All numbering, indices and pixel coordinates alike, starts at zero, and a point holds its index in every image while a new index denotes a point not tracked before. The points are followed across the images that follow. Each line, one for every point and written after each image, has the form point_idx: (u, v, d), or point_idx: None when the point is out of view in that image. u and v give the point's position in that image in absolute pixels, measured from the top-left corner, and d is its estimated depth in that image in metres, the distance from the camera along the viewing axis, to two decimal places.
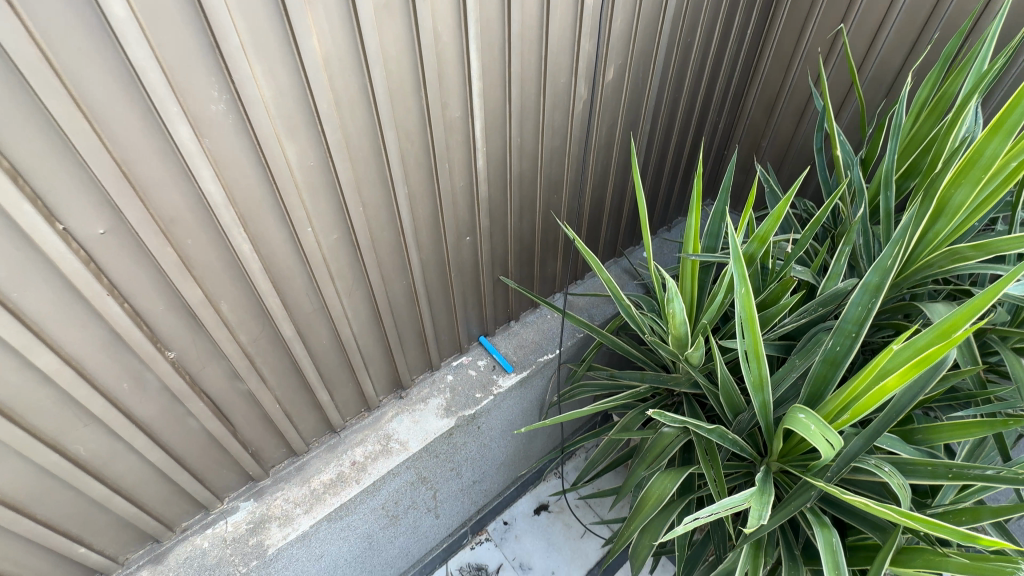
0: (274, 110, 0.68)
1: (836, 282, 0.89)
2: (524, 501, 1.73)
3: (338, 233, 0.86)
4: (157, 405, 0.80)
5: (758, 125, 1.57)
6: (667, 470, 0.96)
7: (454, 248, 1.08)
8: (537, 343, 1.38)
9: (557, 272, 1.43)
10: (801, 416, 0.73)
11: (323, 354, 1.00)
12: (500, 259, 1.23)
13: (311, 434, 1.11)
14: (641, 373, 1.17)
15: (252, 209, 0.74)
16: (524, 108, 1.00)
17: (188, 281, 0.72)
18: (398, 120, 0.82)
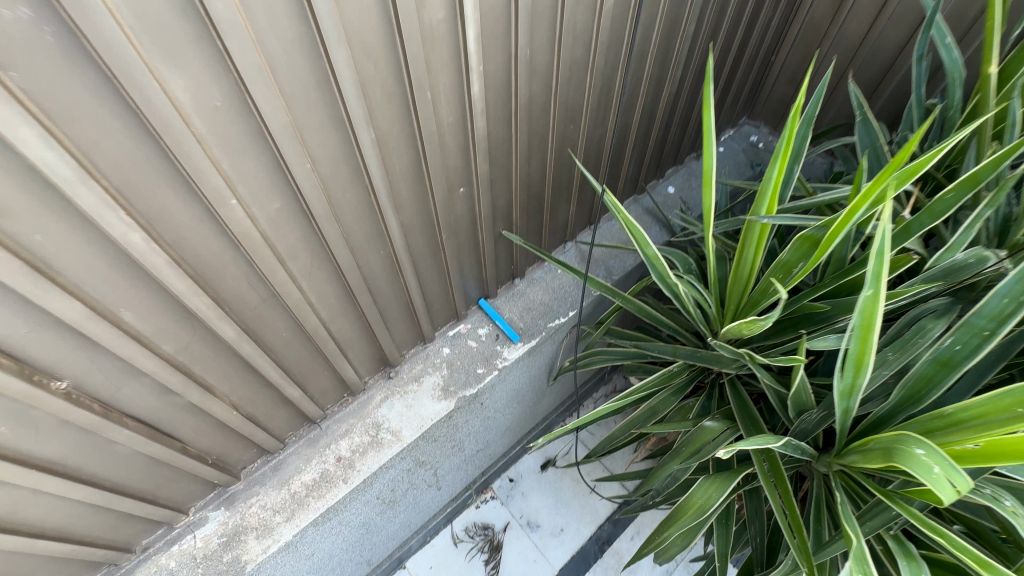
0: (132, 19, 0.41)
1: (956, 254, 0.68)
2: (530, 456, 1.64)
3: (281, 201, 0.61)
4: (64, 441, 0.61)
5: (820, 23, 1.27)
6: (713, 474, 0.81)
7: (445, 205, 0.83)
8: (547, 306, 1.17)
9: (571, 219, 1.19)
10: (918, 453, 0.54)
11: (286, 348, 0.79)
12: (503, 211, 0.98)
13: (285, 430, 0.94)
14: (673, 346, 0.99)
15: (135, 180, 0.49)
16: (536, 5, 0.70)
17: (55, 292, 0.49)
18: (352, 29, 0.54)
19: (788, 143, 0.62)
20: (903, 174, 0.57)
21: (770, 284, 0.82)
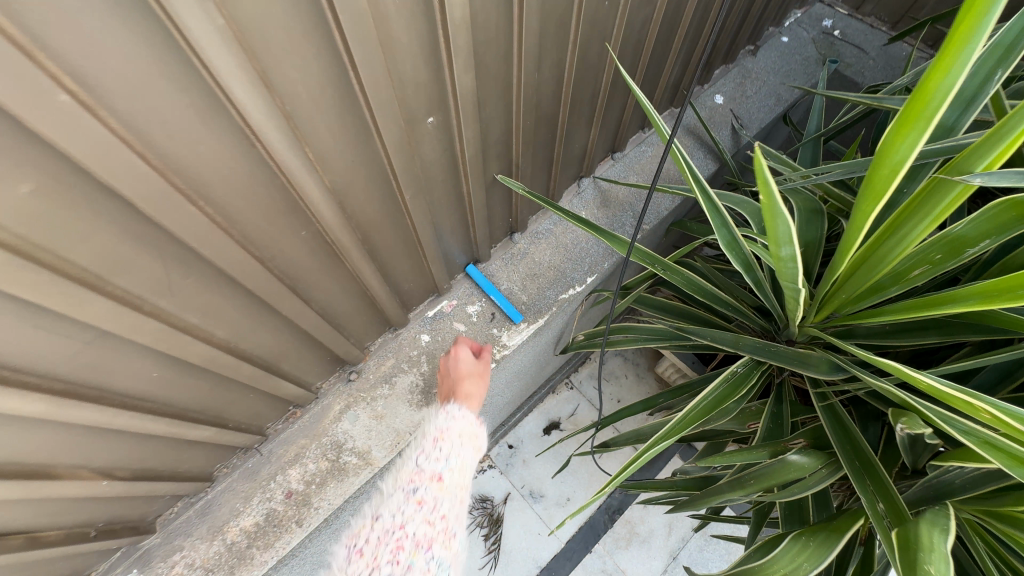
0: None
1: None
2: (531, 420, 1.46)
3: (41, 176, 0.29)
4: None
5: None
6: (803, 531, 0.58)
7: (405, 149, 0.50)
8: (556, 271, 0.88)
9: (591, 148, 0.85)
10: None
11: (168, 388, 0.50)
12: (498, 148, 0.65)
13: (208, 466, 0.69)
14: (733, 334, 0.72)
15: None
16: None
17: None
18: None
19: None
20: None
21: (913, 267, 0.53)
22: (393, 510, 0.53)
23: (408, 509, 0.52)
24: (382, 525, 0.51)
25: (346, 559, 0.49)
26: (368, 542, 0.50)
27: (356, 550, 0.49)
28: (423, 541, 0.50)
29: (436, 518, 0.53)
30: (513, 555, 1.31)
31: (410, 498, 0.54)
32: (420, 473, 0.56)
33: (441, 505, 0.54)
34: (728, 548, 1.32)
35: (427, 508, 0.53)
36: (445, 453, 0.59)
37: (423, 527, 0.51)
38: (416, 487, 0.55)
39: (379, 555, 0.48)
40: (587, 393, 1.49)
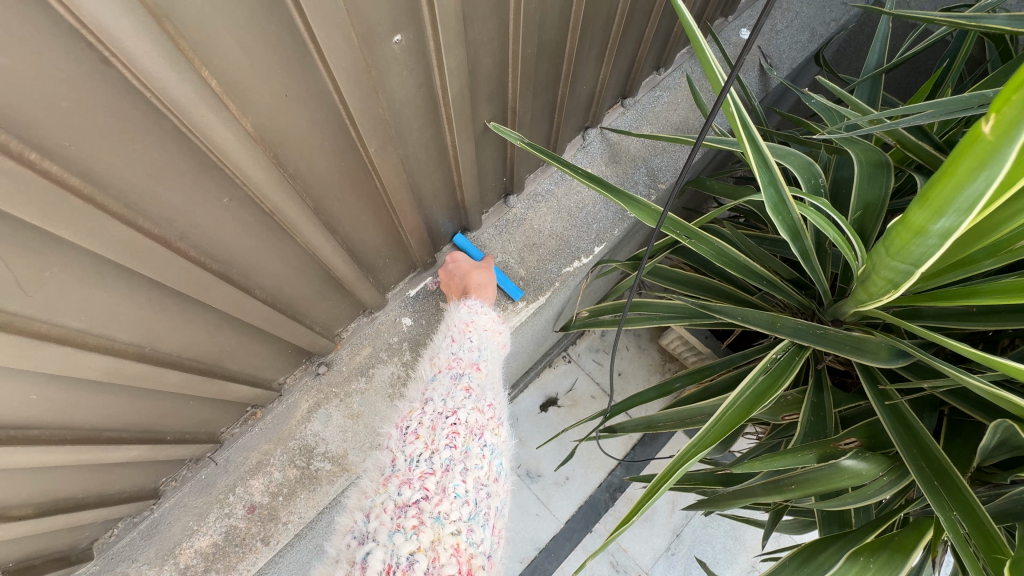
0: None
1: None
2: (527, 396, 1.36)
3: None
4: None
5: None
6: (860, 550, 0.48)
7: (363, 81, 0.36)
8: (560, 239, 0.76)
9: (600, 90, 0.71)
10: None
11: (58, 411, 0.38)
12: (491, 85, 0.50)
13: (150, 483, 0.57)
14: (771, 313, 0.60)
15: None
16: None
17: None
18: None
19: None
20: None
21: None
22: (442, 394, 0.51)
23: (457, 396, 0.51)
24: (433, 409, 0.49)
25: (403, 440, 0.48)
26: (422, 425, 0.48)
27: (412, 433, 0.48)
28: (476, 427, 0.49)
29: (485, 405, 0.52)
30: (509, 537, 1.25)
31: (456, 385, 0.52)
32: (458, 361, 0.55)
33: (486, 394, 0.53)
34: (734, 530, 1.26)
35: (474, 395, 0.52)
36: (477, 343, 0.58)
37: (475, 413, 0.50)
38: (459, 374, 0.53)
39: (437, 439, 0.47)
40: (586, 366, 1.40)
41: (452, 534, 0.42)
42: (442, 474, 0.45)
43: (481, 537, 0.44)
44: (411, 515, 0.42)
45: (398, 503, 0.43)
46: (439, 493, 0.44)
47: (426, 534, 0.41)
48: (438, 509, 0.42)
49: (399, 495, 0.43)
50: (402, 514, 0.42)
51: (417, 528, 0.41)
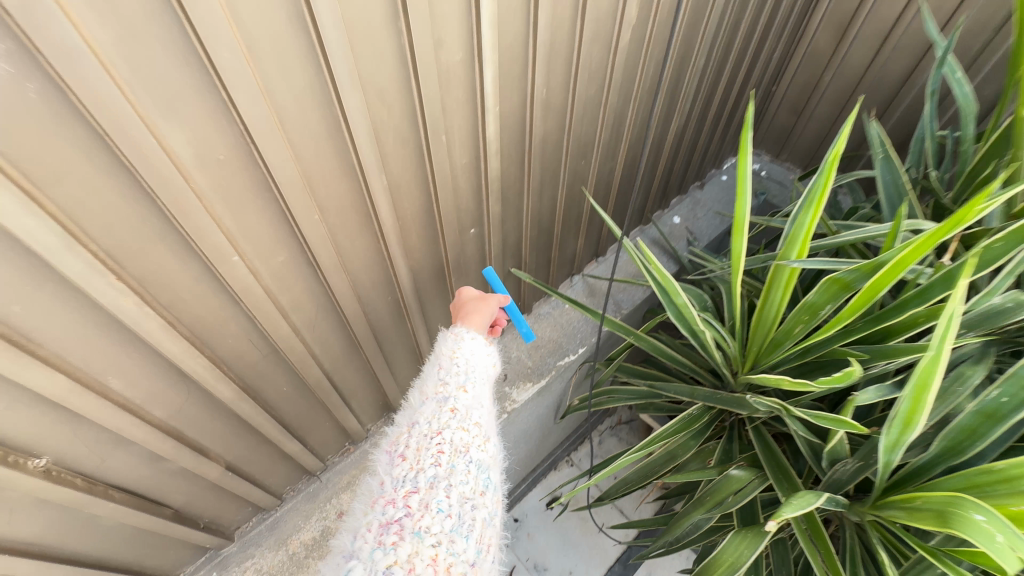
0: (128, 74, 0.36)
1: (993, 300, 0.65)
2: (536, 494, 1.58)
3: (287, 253, 0.57)
4: (43, 521, 0.55)
5: (822, 55, 1.27)
6: (743, 529, 0.77)
7: (455, 246, 0.79)
8: (555, 343, 1.14)
9: (578, 252, 1.16)
10: (979, 519, 0.51)
11: (286, 402, 0.74)
12: (512, 249, 0.94)
13: (282, 485, 0.88)
14: (689, 387, 0.93)
15: (134, 245, 0.44)
16: (554, 43, 0.68)
17: (36, 367, 0.44)
18: (366, 75, 0.51)
19: (821, 191, 0.59)
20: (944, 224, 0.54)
21: (795, 325, 0.77)
22: (427, 418, 0.53)
23: (443, 417, 0.53)
24: (419, 432, 0.52)
25: (390, 462, 0.52)
26: (408, 447, 0.51)
27: (399, 455, 0.51)
28: (461, 445, 0.51)
29: (470, 424, 0.53)
30: None
31: (442, 408, 0.53)
32: (444, 386, 0.55)
33: (473, 414, 0.54)
34: None
35: (460, 416, 0.53)
36: (465, 368, 0.57)
37: (460, 432, 0.52)
38: (445, 398, 0.54)
39: (422, 458, 0.50)
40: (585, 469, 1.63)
41: (430, 546, 0.45)
42: (426, 491, 0.48)
43: (462, 546, 0.46)
44: (393, 531, 0.46)
45: (381, 521, 0.47)
46: (421, 510, 0.47)
47: (405, 547, 0.45)
48: (418, 524, 0.46)
49: (384, 513, 0.47)
50: (385, 531, 0.46)
51: (397, 543, 0.45)
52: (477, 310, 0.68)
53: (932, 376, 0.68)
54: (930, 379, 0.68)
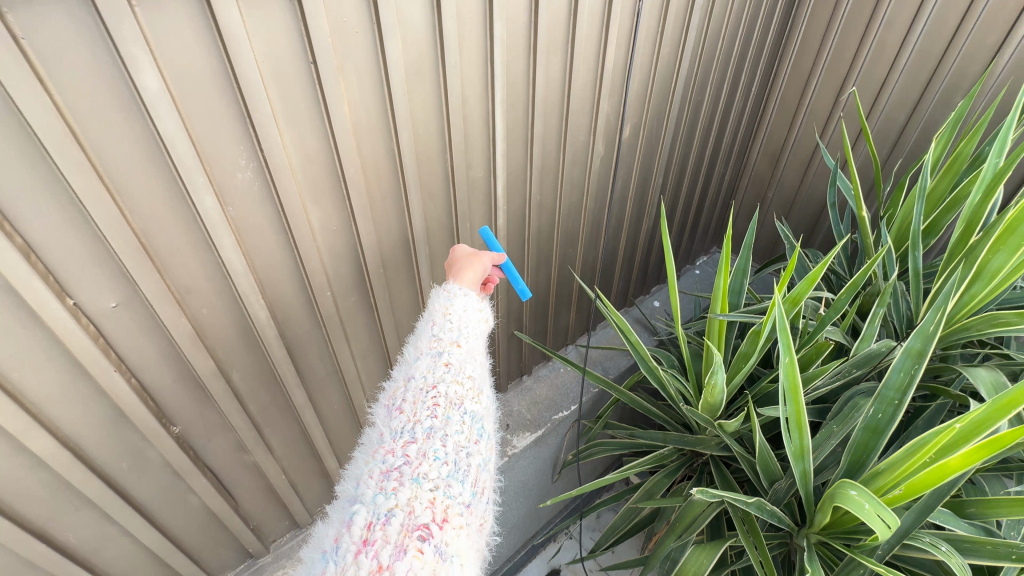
0: (301, 178, 0.66)
1: (870, 344, 0.86)
2: (535, 566, 1.59)
3: (357, 295, 0.83)
4: (157, 483, 0.74)
5: (763, 177, 1.62)
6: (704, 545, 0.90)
7: None
8: (551, 400, 1.33)
9: (571, 324, 1.40)
10: (853, 494, 0.69)
11: (333, 418, 0.95)
12: (515, 314, 1.19)
13: (315, 503, 1.04)
14: (663, 433, 1.09)
15: (274, 277, 0.71)
16: (545, 164, 1.00)
17: (200, 352, 0.68)
18: (423, 181, 0.81)
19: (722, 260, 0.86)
20: (805, 280, 0.78)
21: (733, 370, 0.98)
22: (423, 372, 0.57)
23: (438, 371, 0.57)
24: (416, 387, 0.56)
25: (389, 415, 0.57)
26: (406, 401, 0.56)
27: (397, 408, 0.56)
28: (455, 399, 0.56)
29: (464, 378, 0.57)
30: None
31: (437, 362, 0.58)
32: (438, 341, 0.60)
33: (466, 367, 0.58)
34: None
35: (453, 370, 0.57)
36: (457, 324, 0.61)
37: (454, 386, 0.56)
38: (438, 352, 0.58)
39: (419, 412, 0.54)
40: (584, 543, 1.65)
41: (428, 491, 0.50)
42: (423, 441, 0.53)
43: (458, 491, 0.52)
44: (393, 477, 0.51)
45: (383, 468, 0.52)
46: (419, 458, 0.52)
47: (404, 492, 0.50)
48: (416, 471, 0.51)
49: (385, 461, 0.52)
50: (386, 477, 0.51)
51: (398, 488, 0.50)
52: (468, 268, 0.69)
53: (837, 407, 0.87)
54: (836, 408, 0.87)
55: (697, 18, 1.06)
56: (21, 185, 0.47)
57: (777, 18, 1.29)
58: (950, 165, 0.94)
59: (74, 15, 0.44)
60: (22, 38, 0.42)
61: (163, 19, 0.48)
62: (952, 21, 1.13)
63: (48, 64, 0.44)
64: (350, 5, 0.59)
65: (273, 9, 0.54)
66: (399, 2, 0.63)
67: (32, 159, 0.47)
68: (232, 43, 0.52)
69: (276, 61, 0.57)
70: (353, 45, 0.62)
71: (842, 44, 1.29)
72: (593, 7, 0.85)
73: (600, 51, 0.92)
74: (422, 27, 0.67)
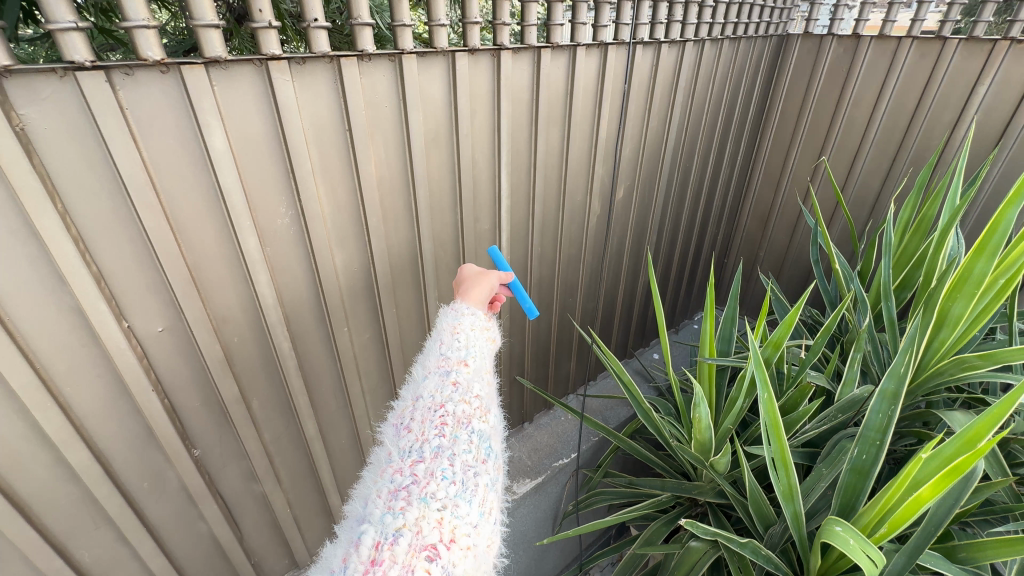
0: (330, 225, 0.76)
1: (852, 388, 0.90)
2: None
3: (370, 332, 0.91)
4: (172, 506, 0.78)
5: (754, 237, 1.72)
6: None
7: None
8: (552, 447, 1.35)
9: (571, 373, 1.45)
10: (838, 529, 0.71)
11: (340, 452, 1.00)
12: (517, 360, 1.25)
13: (316, 542, 1.05)
14: (661, 480, 1.08)
15: (298, 311, 0.79)
16: (546, 220, 1.10)
17: (227, 377, 0.75)
18: (436, 231, 0.91)
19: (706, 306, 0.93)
20: (783, 324, 0.85)
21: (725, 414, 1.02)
22: (432, 391, 0.58)
23: (445, 391, 0.57)
24: (424, 406, 0.57)
25: (398, 434, 0.57)
26: (414, 419, 0.56)
27: (405, 428, 0.56)
28: (463, 417, 0.55)
29: (472, 397, 0.58)
30: None
31: (445, 381, 0.58)
32: (446, 360, 0.60)
33: (474, 387, 0.59)
34: None
35: (461, 389, 0.58)
36: (465, 343, 0.62)
37: (462, 405, 0.56)
38: (446, 371, 0.59)
39: (427, 430, 0.55)
40: None
41: (436, 510, 0.49)
42: (431, 460, 0.52)
43: (466, 511, 0.50)
44: (401, 497, 0.50)
45: (391, 488, 0.52)
46: (427, 477, 0.51)
47: (412, 511, 0.49)
48: (424, 490, 0.50)
49: (393, 481, 0.52)
50: (394, 497, 0.51)
51: (405, 508, 0.50)
52: (477, 288, 0.72)
53: (826, 450, 0.90)
54: (826, 452, 0.90)
55: (681, 97, 1.21)
56: (104, 222, 0.57)
57: (755, 98, 1.44)
58: (915, 225, 1.04)
59: (167, 90, 0.56)
60: (126, 107, 0.54)
61: (234, 94, 0.60)
62: (910, 102, 1.27)
63: (142, 127, 0.55)
64: (382, 84, 0.72)
65: (321, 87, 0.66)
66: (422, 82, 0.76)
67: (115, 201, 0.57)
68: (285, 113, 0.64)
69: (319, 128, 0.68)
70: (383, 116, 0.74)
71: (816, 120, 1.44)
72: (587, 87, 0.99)
73: (594, 123, 1.05)
74: (441, 102, 0.80)
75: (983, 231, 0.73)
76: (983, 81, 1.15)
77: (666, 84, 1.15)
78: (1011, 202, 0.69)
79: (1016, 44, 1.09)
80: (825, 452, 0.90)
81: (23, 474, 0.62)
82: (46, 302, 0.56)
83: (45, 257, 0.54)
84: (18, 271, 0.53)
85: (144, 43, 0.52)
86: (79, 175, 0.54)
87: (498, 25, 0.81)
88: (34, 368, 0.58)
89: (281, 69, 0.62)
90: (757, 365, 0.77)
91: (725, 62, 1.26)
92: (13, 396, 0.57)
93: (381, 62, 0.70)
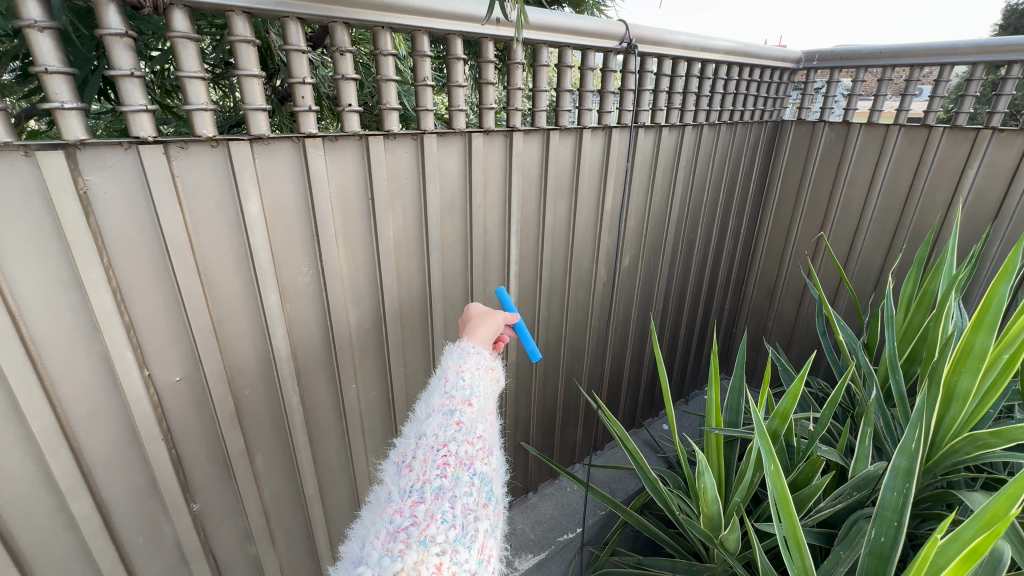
0: (348, 284, 0.80)
1: (866, 465, 0.87)
2: None
3: (377, 390, 0.93)
4: (163, 564, 0.76)
5: (762, 307, 1.74)
6: None
7: None
8: (556, 520, 1.30)
9: (578, 441, 1.43)
10: None
11: (338, 514, 0.98)
12: (523, 425, 1.24)
13: None
14: (671, 560, 1.03)
15: (310, 366, 0.81)
16: (553, 284, 1.14)
17: (235, 429, 0.76)
18: (446, 293, 0.95)
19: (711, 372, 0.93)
20: (787, 395, 0.84)
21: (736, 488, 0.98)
22: (435, 429, 0.57)
23: (449, 430, 0.57)
24: (427, 444, 0.56)
25: (398, 473, 0.55)
26: (416, 458, 0.55)
27: (407, 466, 0.55)
28: (465, 458, 0.55)
29: (474, 438, 0.57)
30: None
31: (449, 420, 0.58)
32: (450, 399, 0.60)
33: (477, 427, 0.58)
34: None
35: (464, 429, 0.57)
36: (469, 383, 0.62)
37: (464, 445, 0.56)
38: (450, 410, 0.59)
39: (428, 470, 0.54)
40: None
41: (435, 555, 0.47)
42: (432, 501, 0.51)
43: (465, 557, 0.48)
44: (400, 539, 0.48)
45: (390, 529, 0.49)
46: (426, 519, 0.50)
47: (411, 555, 0.47)
48: (424, 533, 0.48)
49: (392, 521, 0.50)
50: (392, 539, 0.48)
51: (404, 551, 0.47)
52: (484, 326, 0.75)
53: (842, 531, 0.85)
54: (843, 533, 0.85)
55: (683, 174, 1.28)
56: (140, 275, 0.62)
57: (755, 177, 1.52)
58: (917, 299, 1.06)
59: (215, 161, 0.62)
60: (176, 175, 0.60)
61: (272, 165, 0.67)
62: (904, 182, 1.33)
63: (187, 192, 0.62)
64: (404, 159, 0.79)
65: (349, 161, 0.73)
66: (440, 158, 0.83)
67: (155, 256, 0.62)
68: (315, 182, 0.71)
69: (345, 197, 0.75)
70: (403, 187, 0.81)
71: (814, 198, 1.51)
72: (593, 163, 1.07)
73: (600, 197, 1.12)
74: (456, 175, 0.87)
75: (981, 306, 0.74)
76: (972, 165, 1.21)
77: (668, 162, 1.23)
78: (1002, 278, 0.71)
79: (998, 133, 1.16)
80: (841, 534, 0.86)
81: (24, 521, 0.62)
82: (75, 347, 0.60)
83: (84, 305, 0.59)
84: (58, 317, 0.57)
85: (201, 122, 0.59)
86: (126, 233, 0.59)
87: (511, 110, 0.90)
88: (55, 412, 0.60)
89: (316, 145, 0.69)
90: (762, 436, 0.75)
91: (724, 144, 1.35)
92: (29, 438, 0.59)
93: (404, 140, 0.78)
